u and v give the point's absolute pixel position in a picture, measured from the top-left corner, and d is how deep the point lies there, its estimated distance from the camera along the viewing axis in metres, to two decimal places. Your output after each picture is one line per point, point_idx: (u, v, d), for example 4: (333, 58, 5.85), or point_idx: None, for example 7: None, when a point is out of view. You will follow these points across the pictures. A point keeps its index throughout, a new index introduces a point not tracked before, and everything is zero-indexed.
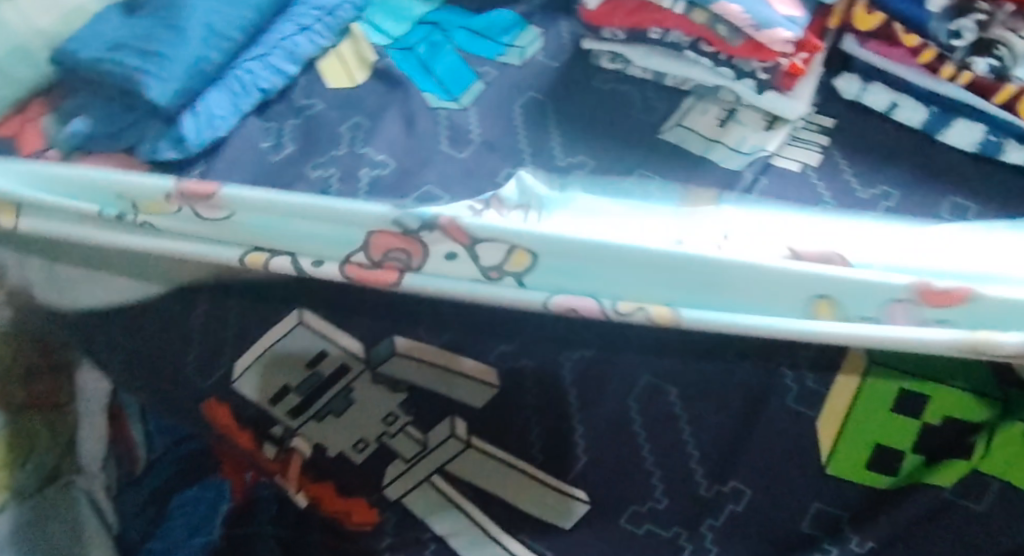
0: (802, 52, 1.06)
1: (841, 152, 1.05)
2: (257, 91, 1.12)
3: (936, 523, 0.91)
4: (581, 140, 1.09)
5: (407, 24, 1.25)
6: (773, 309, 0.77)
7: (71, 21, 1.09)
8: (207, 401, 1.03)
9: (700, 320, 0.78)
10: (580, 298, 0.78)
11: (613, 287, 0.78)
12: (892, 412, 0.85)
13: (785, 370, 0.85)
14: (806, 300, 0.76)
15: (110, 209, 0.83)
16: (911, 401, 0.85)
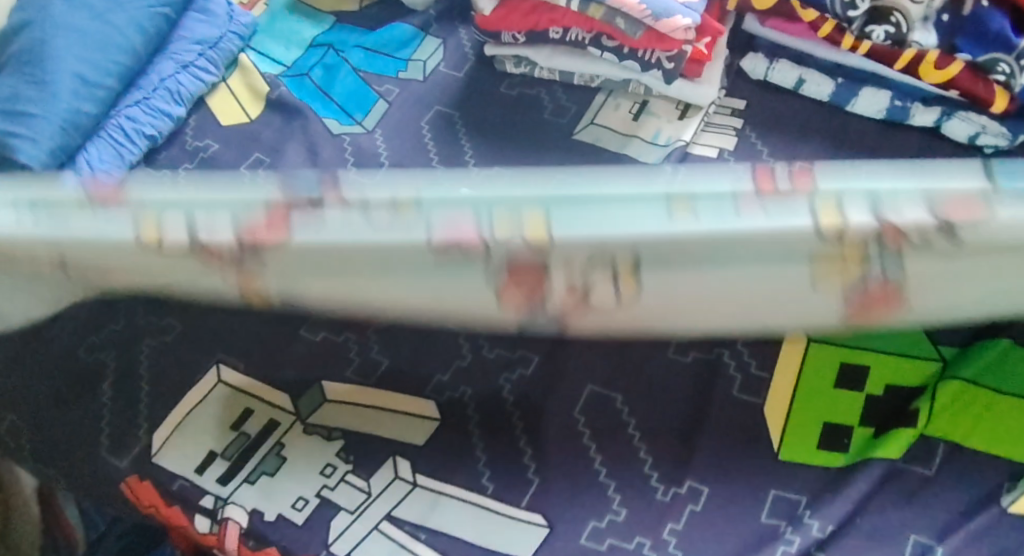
0: (705, 37, 1.04)
1: (756, 132, 1.04)
2: (141, 139, 1.07)
3: (897, 495, 0.83)
4: (491, 152, 1.05)
5: (299, 48, 1.19)
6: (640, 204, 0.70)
7: None
8: (128, 481, 0.91)
9: (572, 239, 0.70)
10: (452, 234, 0.71)
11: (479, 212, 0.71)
12: (835, 387, 0.87)
13: (726, 358, 0.88)
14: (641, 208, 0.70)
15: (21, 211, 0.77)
16: (851, 373, 0.87)
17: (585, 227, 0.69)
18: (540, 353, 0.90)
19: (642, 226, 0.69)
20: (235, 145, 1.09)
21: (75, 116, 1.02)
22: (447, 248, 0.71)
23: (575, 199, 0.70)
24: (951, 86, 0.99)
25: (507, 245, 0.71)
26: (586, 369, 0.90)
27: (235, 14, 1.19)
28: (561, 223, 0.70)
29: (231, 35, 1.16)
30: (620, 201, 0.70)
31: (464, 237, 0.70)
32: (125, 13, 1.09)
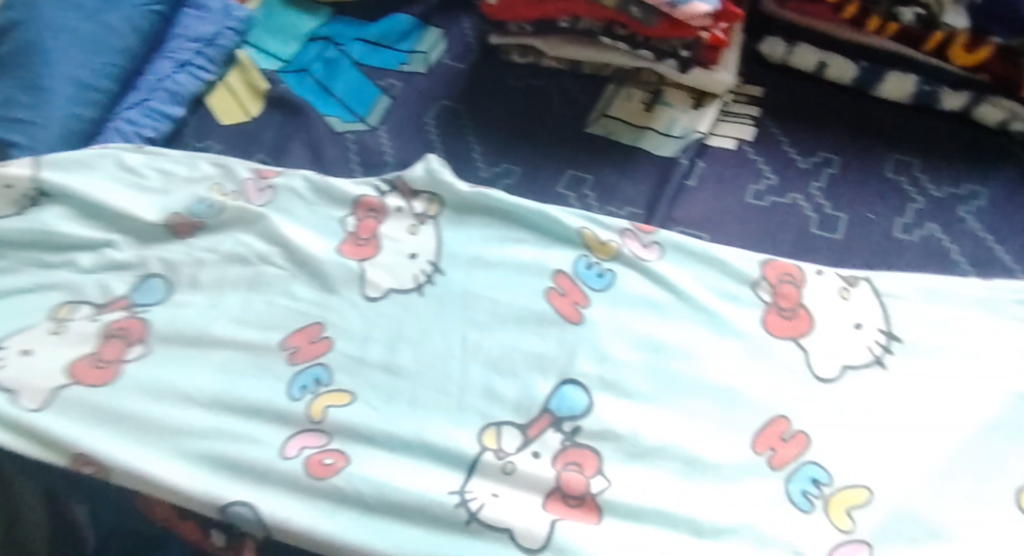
0: (721, 22, 1.01)
1: (776, 123, 1.02)
2: (142, 141, 1.07)
3: None
4: (498, 148, 1.06)
5: (296, 41, 1.21)
6: (622, 463, 0.74)
7: None
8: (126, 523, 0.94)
9: (563, 442, 0.76)
10: (487, 508, 0.72)
11: (466, 456, 0.75)
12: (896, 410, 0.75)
13: (781, 455, 0.74)
14: (581, 393, 0.78)
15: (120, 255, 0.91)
16: (923, 414, 0.75)
17: (627, 511, 0.72)
18: (544, 502, 0.73)
19: (603, 419, 0.76)
20: (238, 145, 1.10)
21: (73, 121, 1.04)
22: (499, 372, 0.80)
23: (567, 406, 0.77)
24: (980, 70, 0.97)
25: (509, 446, 0.76)
26: (631, 471, 0.74)
27: (231, 8, 1.20)
28: (564, 409, 0.77)
29: (228, 31, 1.18)
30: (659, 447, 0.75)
31: (506, 426, 0.77)
32: (119, 12, 1.09)
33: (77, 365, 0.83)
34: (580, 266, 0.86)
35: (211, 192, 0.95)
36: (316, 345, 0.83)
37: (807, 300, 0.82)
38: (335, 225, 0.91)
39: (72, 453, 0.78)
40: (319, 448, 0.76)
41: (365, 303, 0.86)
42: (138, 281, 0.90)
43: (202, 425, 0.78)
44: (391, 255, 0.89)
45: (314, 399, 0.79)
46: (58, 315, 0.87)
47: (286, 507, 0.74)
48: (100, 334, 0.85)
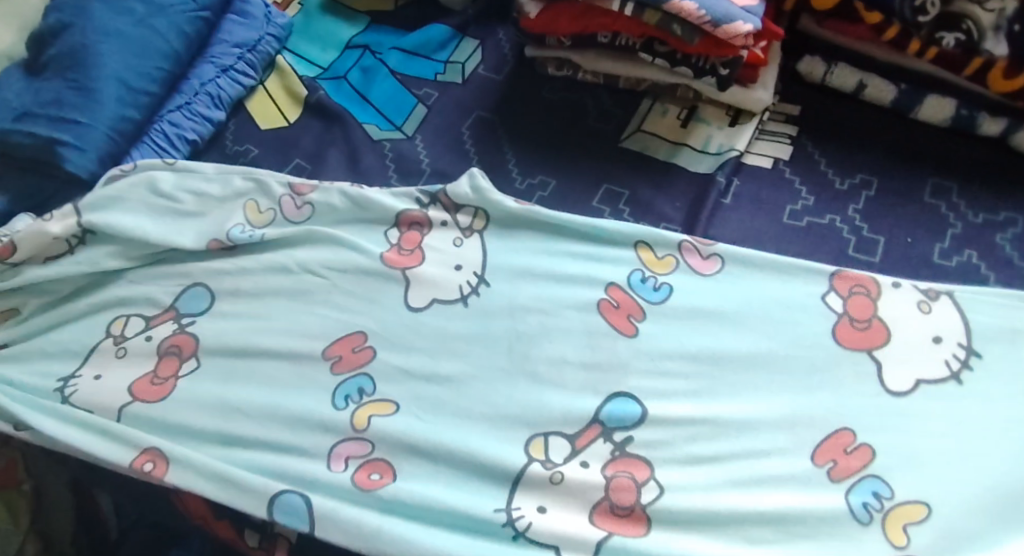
0: (762, 41, 1.03)
1: (813, 142, 1.03)
2: (184, 145, 1.10)
3: None
4: (534, 160, 1.07)
5: (335, 49, 1.22)
6: (674, 475, 0.76)
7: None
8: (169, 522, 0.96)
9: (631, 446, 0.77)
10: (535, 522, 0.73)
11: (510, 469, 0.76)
12: (940, 430, 0.76)
13: (844, 467, 0.75)
14: (635, 403, 0.80)
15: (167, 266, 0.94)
16: (967, 435, 0.76)
17: (677, 523, 0.73)
18: (590, 517, 0.74)
19: (673, 425, 0.78)
20: (275, 151, 1.12)
21: (120, 123, 1.05)
22: (551, 381, 0.81)
23: (626, 414, 0.79)
24: (1019, 96, 0.98)
25: (576, 451, 0.77)
26: (677, 485, 0.75)
27: (272, 16, 1.22)
28: (622, 418, 0.79)
29: (268, 38, 1.19)
30: (711, 458, 0.76)
31: (554, 435, 0.78)
32: (165, 18, 1.11)
33: (138, 383, 0.86)
34: (628, 277, 0.87)
35: (249, 211, 0.96)
36: (360, 355, 0.85)
37: (881, 312, 0.83)
38: (378, 236, 0.93)
39: (140, 447, 0.81)
40: (363, 458, 0.78)
41: (407, 312, 0.87)
42: (182, 291, 0.92)
43: (252, 434, 0.81)
44: (434, 265, 0.90)
45: (359, 409, 0.81)
46: (114, 330, 0.90)
47: (334, 505, 0.75)
48: (157, 351, 0.88)
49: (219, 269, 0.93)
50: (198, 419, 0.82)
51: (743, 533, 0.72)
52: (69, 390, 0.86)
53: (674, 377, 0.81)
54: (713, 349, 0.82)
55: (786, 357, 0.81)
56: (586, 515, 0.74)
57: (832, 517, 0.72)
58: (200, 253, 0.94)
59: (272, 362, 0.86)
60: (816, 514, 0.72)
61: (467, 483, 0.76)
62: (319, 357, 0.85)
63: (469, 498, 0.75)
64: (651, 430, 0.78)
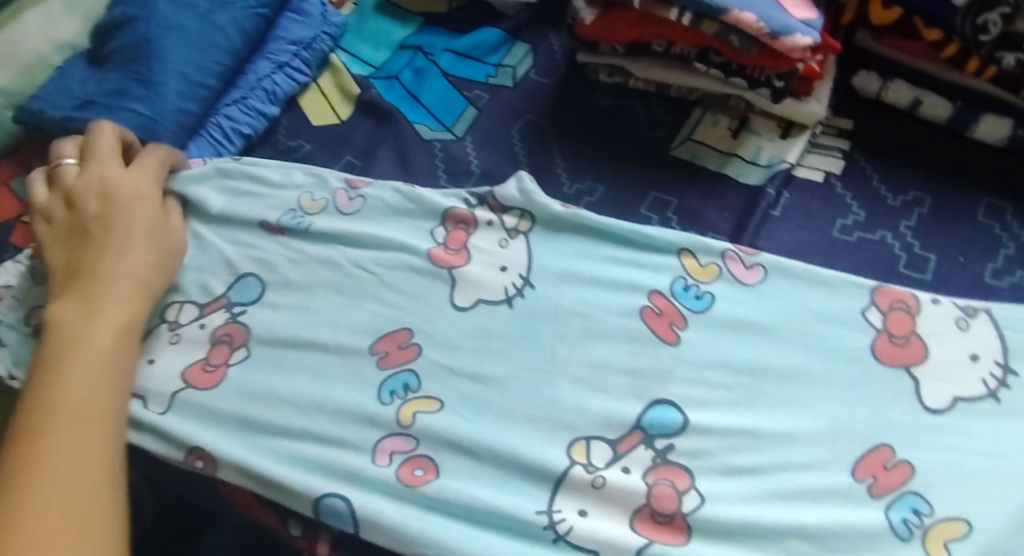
0: (819, 54, 1.03)
1: (865, 157, 1.03)
2: (238, 138, 1.12)
3: None
4: (583, 165, 1.07)
5: (388, 49, 1.24)
6: (716, 485, 0.76)
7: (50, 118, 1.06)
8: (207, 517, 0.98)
9: (670, 453, 0.78)
10: (575, 526, 0.74)
11: (551, 471, 0.77)
12: (984, 450, 0.76)
13: (884, 484, 0.75)
14: (675, 410, 0.80)
15: (216, 256, 0.95)
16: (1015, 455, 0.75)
17: (717, 533, 0.73)
18: (630, 523, 0.74)
19: (712, 434, 0.78)
20: (327, 147, 1.13)
21: (179, 114, 1.07)
22: (594, 386, 0.81)
23: (667, 422, 0.79)
24: None
25: (616, 457, 0.77)
26: (718, 494, 0.75)
27: (329, 14, 1.23)
28: (661, 425, 0.79)
29: (324, 35, 1.21)
30: (754, 470, 0.76)
31: (595, 439, 0.78)
32: (227, 13, 1.13)
33: (190, 370, 0.88)
34: (671, 286, 0.87)
35: (303, 201, 0.98)
36: (404, 351, 0.85)
37: (919, 329, 0.83)
38: (426, 235, 0.93)
39: (187, 448, 0.83)
40: (407, 454, 0.79)
41: (453, 312, 0.87)
42: (235, 279, 0.93)
43: (296, 425, 0.82)
44: (481, 264, 0.90)
45: (403, 405, 0.82)
46: (167, 317, 0.91)
47: (378, 503, 0.76)
48: (209, 339, 0.89)
49: (269, 261, 0.94)
50: (244, 408, 0.84)
51: (782, 545, 0.72)
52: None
53: (718, 386, 0.81)
54: (758, 358, 0.82)
55: (832, 372, 0.81)
56: (627, 521, 0.75)
57: (875, 533, 0.72)
58: (250, 244, 0.96)
59: (315, 355, 0.87)
60: (854, 527, 0.72)
61: (509, 482, 0.77)
62: (365, 352, 0.86)
63: (510, 498, 0.76)
64: (690, 439, 0.78)
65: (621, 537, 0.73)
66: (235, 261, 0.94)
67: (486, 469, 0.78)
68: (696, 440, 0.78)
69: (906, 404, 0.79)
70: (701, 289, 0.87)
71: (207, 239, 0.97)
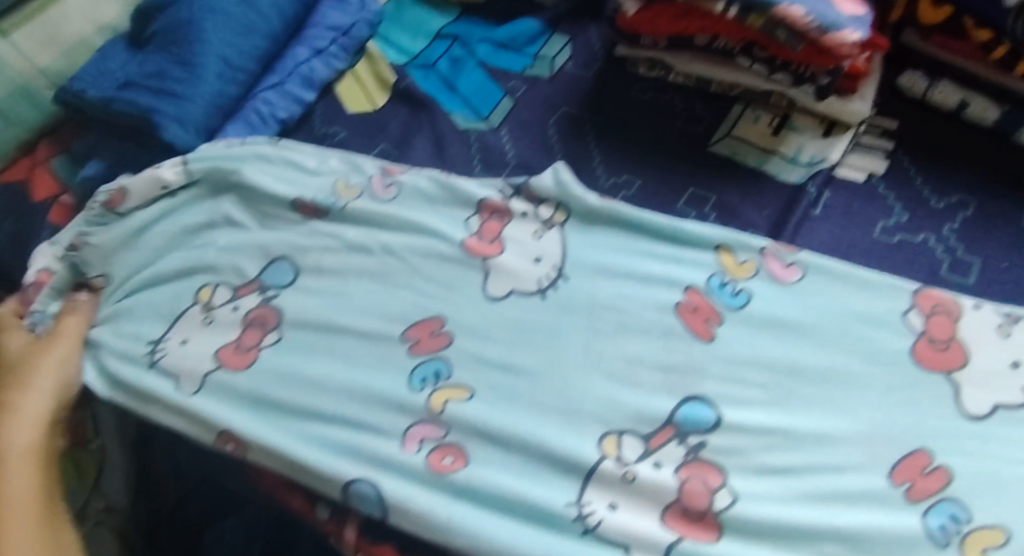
0: (865, 52, 1.02)
1: (909, 157, 1.01)
2: (275, 122, 1.12)
3: None
4: (620, 158, 1.06)
5: (424, 38, 1.23)
6: (748, 483, 0.74)
7: (89, 99, 1.06)
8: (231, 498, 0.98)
9: (702, 449, 0.76)
10: (604, 518, 0.73)
11: (581, 464, 0.75)
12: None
13: (922, 490, 0.73)
14: (708, 406, 0.78)
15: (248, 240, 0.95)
16: None
17: (749, 531, 0.72)
18: (660, 519, 0.73)
19: (746, 432, 0.77)
20: (362, 134, 1.13)
21: (218, 98, 1.08)
22: (628, 381, 0.80)
23: (700, 417, 0.78)
24: None
25: (647, 453, 0.76)
26: (751, 493, 0.74)
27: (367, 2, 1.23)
28: (693, 420, 0.77)
29: (361, 23, 1.20)
30: (789, 469, 0.75)
31: (627, 433, 0.77)
32: None
33: (224, 351, 0.87)
34: (709, 284, 0.85)
35: (337, 186, 0.98)
36: (436, 337, 0.85)
37: (960, 334, 0.81)
38: (459, 224, 0.92)
39: (218, 429, 0.83)
40: (438, 441, 0.78)
41: (486, 302, 0.86)
42: (269, 263, 0.93)
43: (326, 407, 0.82)
44: (515, 255, 0.89)
45: (435, 393, 0.81)
46: (201, 298, 0.91)
47: (408, 492, 0.76)
48: (241, 321, 0.89)
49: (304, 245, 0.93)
50: (276, 394, 0.83)
51: (816, 548, 0.71)
52: (159, 355, 0.89)
53: (754, 384, 0.79)
54: (796, 358, 0.80)
55: (870, 373, 0.79)
56: (657, 517, 0.73)
57: (911, 537, 0.71)
58: (284, 228, 0.95)
59: (346, 341, 0.86)
60: (890, 531, 0.71)
61: (539, 473, 0.76)
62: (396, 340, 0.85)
63: (540, 489, 0.75)
64: (724, 435, 0.77)
65: (651, 531, 0.72)
66: (267, 245, 0.94)
67: (515, 459, 0.77)
68: (729, 437, 0.77)
69: (948, 408, 0.77)
70: (740, 286, 0.85)
71: (241, 224, 0.96)
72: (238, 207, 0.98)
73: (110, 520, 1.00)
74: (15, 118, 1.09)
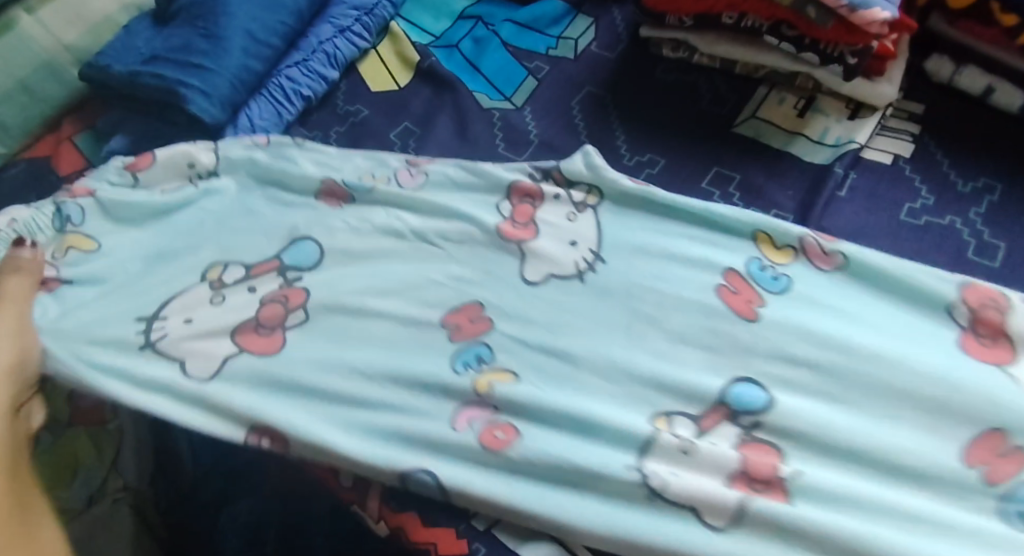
0: (894, 33, 1.01)
1: (935, 141, 1.00)
2: (300, 98, 1.12)
3: None
4: (644, 138, 1.06)
5: (447, 19, 1.23)
6: (819, 458, 0.73)
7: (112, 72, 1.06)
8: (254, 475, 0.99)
9: (761, 426, 0.75)
10: (669, 478, 0.72)
11: (635, 440, 0.74)
12: None
13: (992, 476, 0.72)
14: (760, 387, 0.77)
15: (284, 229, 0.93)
16: None
17: (825, 505, 0.70)
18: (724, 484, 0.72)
19: (810, 409, 0.75)
20: (386, 112, 1.13)
21: (244, 73, 1.07)
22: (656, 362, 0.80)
23: (752, 399, 0.76)
24: None
25: (703, 434, 0.75)
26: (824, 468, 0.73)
27: None
28: (748, 401, 0.76)
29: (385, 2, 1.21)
30: (858, 445, 0.73)
31: (680, 414, 0.77)
32: None
33: (242, 334, 0.85)
34: (750, 270, 0.86)
35: (366, 178, 0.99)
36: (474, 318, 0.85)
37: (1014, 330, 0.80)
38: (492, 208, 0.93)
39: (250, 423, 0.79)
40: (488, 420, 0.77)
41: (523, 286, 0.87)
42: (292, 243, 0.92)
43: (372, 393, 0.80)
44: (550, 239, 0.90)
45: (481, 376, 0.80)
46: (210, 277, 0.89)
47: (464, 473, 0.75)
48: (259, 301, 0.87)
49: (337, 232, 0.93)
50: (302, 361, 0.82)
51: (895, 524, 0.69)
52: (156, 336, 0.84)
53: (803, 364, 0.78)
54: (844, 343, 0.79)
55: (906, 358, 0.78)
56: (722, 485, 0.72)
57: (988, 525, 0.69)
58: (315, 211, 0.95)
59: (371, 317, 0.86)
60: (962, 515, 0.70)
61: (593, 441, 0.75)
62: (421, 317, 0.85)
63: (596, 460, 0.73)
64: (788, 414, 0.75)
65: (717, 497, 0.71)
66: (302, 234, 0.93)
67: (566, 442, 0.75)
68: (790, 414, 0.75)
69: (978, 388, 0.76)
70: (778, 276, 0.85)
71: (267, 211, 0.96)
72: (269, 193, 0.98)
73: (129, 498, 1.00)
74: (42, 94, 1.09)
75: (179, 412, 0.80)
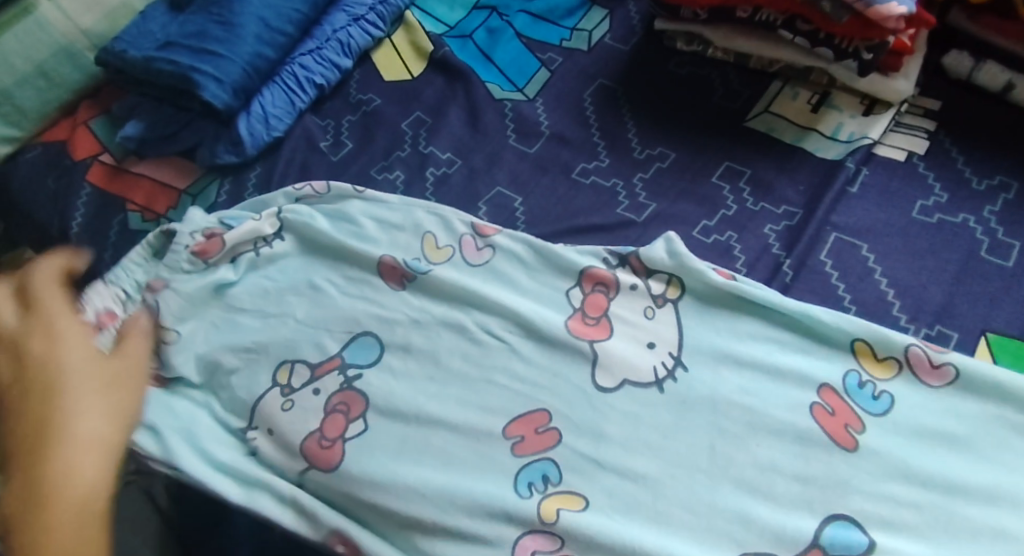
0: (911, 28, 1.00)
1: (951, 138, 0.99)
2: (311, 86, 1.12)
3: None
4: (656, 132, 1.05)
5: (462, 9, 1.23)
6: None
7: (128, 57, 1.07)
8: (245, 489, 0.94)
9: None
10: None
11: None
12: None
13: None
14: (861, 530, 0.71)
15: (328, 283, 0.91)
16: None
17: None
18: None
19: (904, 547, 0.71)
20: (398, 101, 1.13)
21: (257, 59, 1.08)
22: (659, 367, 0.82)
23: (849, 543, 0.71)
24: None
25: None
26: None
27: None
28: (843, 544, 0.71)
29: None
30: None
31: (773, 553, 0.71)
32: None
33: (309, 446, 0.80)
34: (871, 400, 0.78)
35: (425, 244, 0.93)
36: (546, 435, 0.78)
37: None
38: (562, 299, 0.87)
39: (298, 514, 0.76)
40: (551, 553, 0.72)
41: (597, 394, 0.80)
42: (351, 339, 0.86)
43: (421, 511, 0.75)
44: (626, 340, 0.83)
45: (545, 500, 0.75)
46: (280, 380, 0.85)
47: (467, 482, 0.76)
48: (323, 409, 0.82)
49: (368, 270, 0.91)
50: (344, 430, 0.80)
51: None
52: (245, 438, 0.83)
53: (906, 503, 0.72)
54: (909, 458, 0.74)
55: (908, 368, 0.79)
56: None
57: None
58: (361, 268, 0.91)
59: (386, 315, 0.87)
60: None
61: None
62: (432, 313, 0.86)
63: None
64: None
65: None
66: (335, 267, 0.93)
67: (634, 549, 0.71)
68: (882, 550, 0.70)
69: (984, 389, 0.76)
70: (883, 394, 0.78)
71: (312, 265, 0.93)
72: (333, 265, 0.93)
73: None
74: (58, 78, 1.11)
75: (235, 492, 0.80)
